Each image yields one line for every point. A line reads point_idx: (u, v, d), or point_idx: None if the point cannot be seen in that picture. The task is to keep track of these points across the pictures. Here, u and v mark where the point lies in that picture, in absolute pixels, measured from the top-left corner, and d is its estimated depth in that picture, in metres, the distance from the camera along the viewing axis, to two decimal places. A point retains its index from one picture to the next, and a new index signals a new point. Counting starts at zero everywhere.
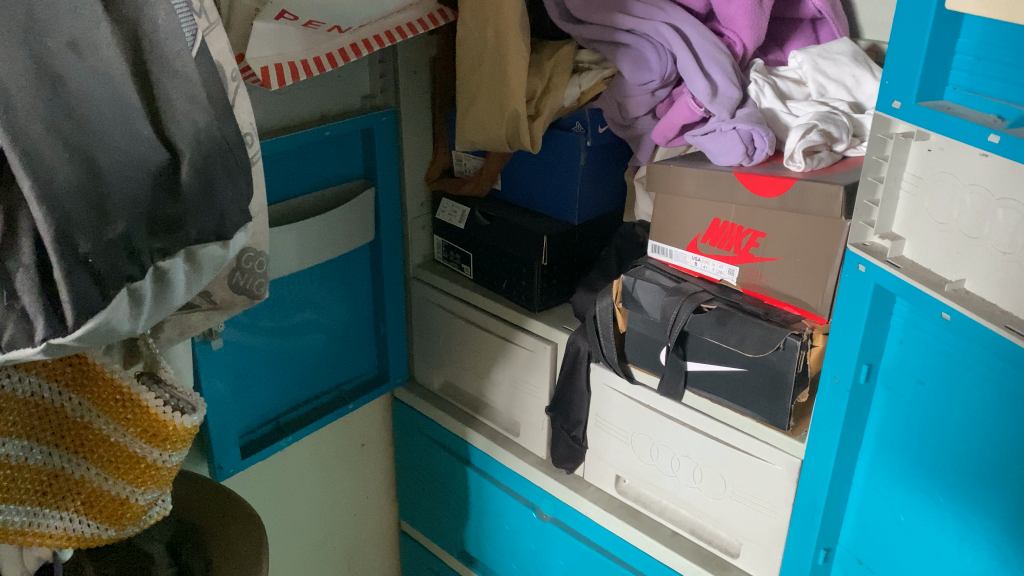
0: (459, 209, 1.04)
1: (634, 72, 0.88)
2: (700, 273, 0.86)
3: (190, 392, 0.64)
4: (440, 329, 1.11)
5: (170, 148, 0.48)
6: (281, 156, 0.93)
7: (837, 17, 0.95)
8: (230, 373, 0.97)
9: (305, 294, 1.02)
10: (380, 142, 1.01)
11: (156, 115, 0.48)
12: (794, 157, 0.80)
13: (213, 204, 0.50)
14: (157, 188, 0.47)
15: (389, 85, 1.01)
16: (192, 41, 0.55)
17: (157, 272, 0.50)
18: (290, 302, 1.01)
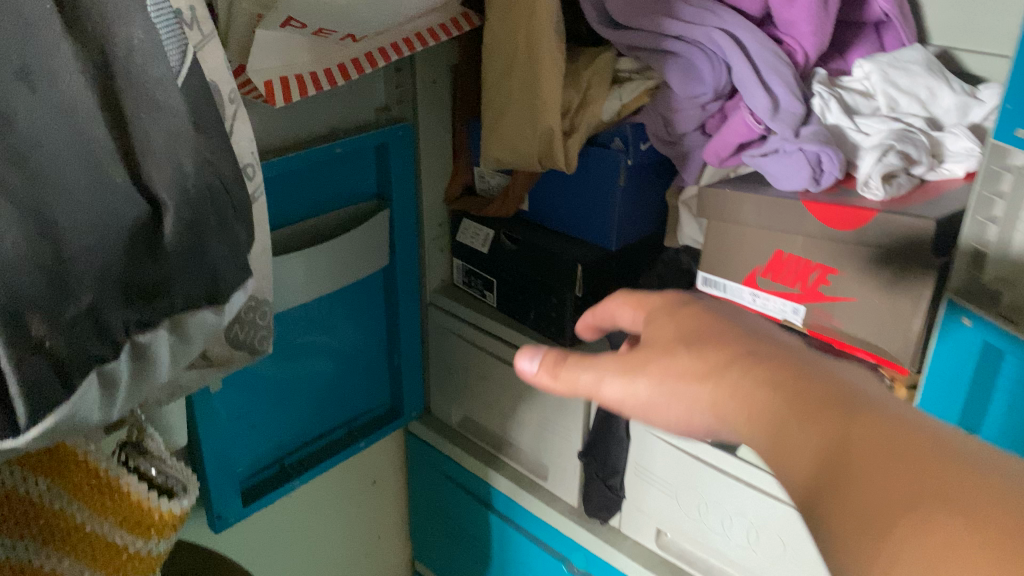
0: (483, 232, 0.95)
1: (684, 86, 0.78)
2: (758, 310, 0.76)
3: (180, 471, 0.56)
4: (460, 361, 1.01)
5: (149, 199, 0.38)
6: (288, 176, 0.83)
7: (905, 20, 0.85)
8: (231, 414, 0.88)
9: (313, 324, 0.93)
10: (396, 158, 0.91)
11: (132, 157, 0.38)
12: (868, 185, 0.70)
13: (200, 262, 0.41)
14: (132, 249, 0.38)
15: (406, 95, 0.91)
16: (177, 62, 0.45)
17: (134, 347, 0.40)
18: (297, 333, 0.91)
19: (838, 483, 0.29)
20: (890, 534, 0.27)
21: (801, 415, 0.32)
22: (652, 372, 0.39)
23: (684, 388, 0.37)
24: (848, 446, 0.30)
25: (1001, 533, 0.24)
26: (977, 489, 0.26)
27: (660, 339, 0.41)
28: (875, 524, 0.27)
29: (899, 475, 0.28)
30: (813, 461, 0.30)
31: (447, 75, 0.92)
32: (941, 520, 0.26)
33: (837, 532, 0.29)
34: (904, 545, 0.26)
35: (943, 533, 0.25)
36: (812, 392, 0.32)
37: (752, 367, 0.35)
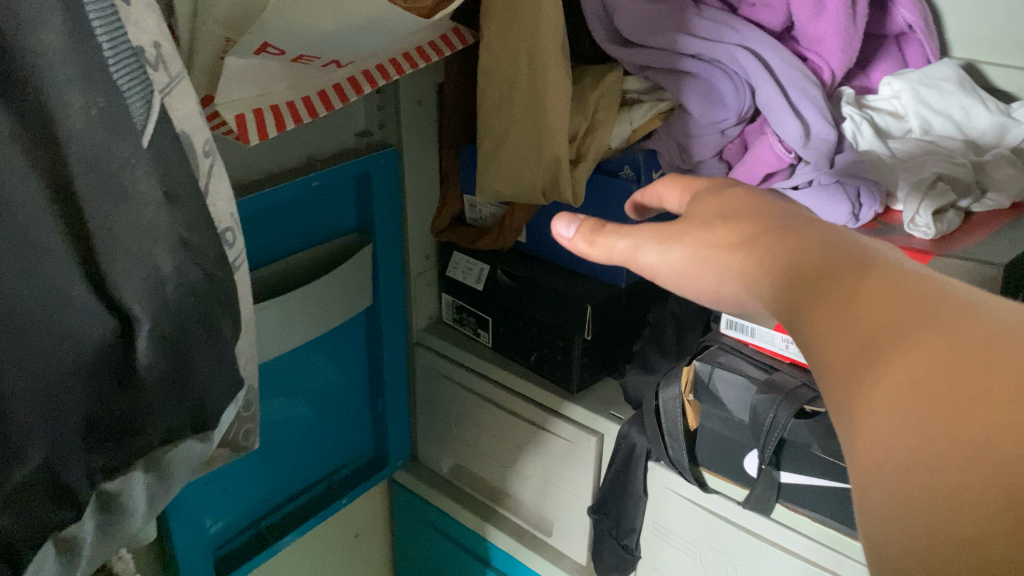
0: (477, 266, 0.86)
1: (705, 109, 0.70)
2: (793, 358, 0.68)
3: None
4: (451, 406, 0.92)
5: (119, 317, 0.32)
6: (260, 215, 0.74)
7: (930, 33, 0.78)
8: (207, 479, 0.78)
9: (294, 375, 0.84)
10: (380, 189, 0.82)
11: (95, 265, 0.31)
12: (914, 223, 0.63)
13: (179, 384, 0.34)
14: (96, 381, 0.31)
15: (388, 119, 0.82)
16: (140, 119, 0.36)
17: (101, 498, 0.35)
18: (277, 386, 0.82)
19: (841, 313, 0.27)
20: (878, 357, 0.24)
21: (809, 276, 0.30)
22: (684, 243, 0.40)
23: (716, 257, 0.37)
24: (851, 279, 0.28)
25: (984, 349, 0.22)
26: (967, 324, 0.24)
27: (702, 214, 0.40)
28: (861, 349, 0.25)
29: (889, 305, 0.26)
30: (819, 299, 0.28)
31: (432, 96, 0.84)
32: (927, 342, 0.24)
33: (829, 367, 0.26)
34: (890, 364, 0.24)
35: (930, 351, 0.23)
36: (837, 254, 0.30)
37: (770, 233, 0.34)
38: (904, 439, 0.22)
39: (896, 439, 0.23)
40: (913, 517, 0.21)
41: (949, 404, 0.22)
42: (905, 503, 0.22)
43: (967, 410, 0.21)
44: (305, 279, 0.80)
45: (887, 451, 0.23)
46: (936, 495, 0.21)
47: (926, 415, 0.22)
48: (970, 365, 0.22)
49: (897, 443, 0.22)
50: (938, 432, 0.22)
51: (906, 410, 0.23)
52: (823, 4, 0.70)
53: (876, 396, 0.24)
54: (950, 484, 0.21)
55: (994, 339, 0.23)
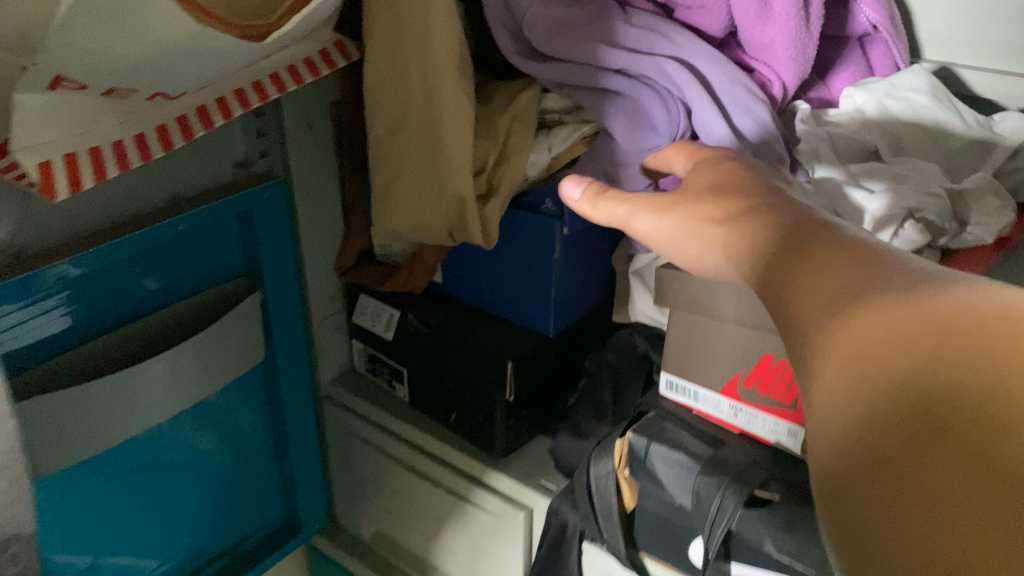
0: (385, 313, 0.75)
1: (634, 134, 0.59)
2: (743, 428, 0.58)
3: None
4: (366, 468, 0.81)
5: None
6: (116, 268, 0.61)
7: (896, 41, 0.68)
8: (96, 547, 0.66)
9: (201, 426, 0.72)
10: (265, 229, 0.71)
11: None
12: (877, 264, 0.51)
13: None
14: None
15: (273, 146, 0.71)
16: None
17: None
18: (182, 437, 0.70)
19: (805, 298, 0.25)
20: (832, 336, 0.23)
21: (775, 251, 0.28)
22: (672, 207, 0.36)
23: (694, 227, 0.34)
24: (809, 247, 0.27)
25: (944, 324, 0.21)
26: (927, 301, 0.22)
27: (694, 185, 0.37)
28: (823, 307, 0.24)
29: (845, 285, 0.24)
30: (787, 283, 0.26)
31: (326, 118, 0.72)
32: (882, 308, 0.22)
33: (798, 356, 0.25)
34: (850, 347, 0.22)
35: (889, 329, 0.22)
36: (806, 235, 0.28)
37: (742, 202, 0.32)
38: (850, 420, 0.21)
39: (842, 417, 0.21)
40: (849, 488, 0.20)
41: (899, 377, 0.20)
42: (843, 477, 0.20)
43: (912, 380, 0.20)
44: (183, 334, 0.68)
45: (833, 429, 0.21)
46: (871, 463, 0.19)
47: (874, 390, 0.21)
48: (926, 342, 0.20)
49: (843, 420, 0.21)
50: (885, 404, 0.20)
51: (855, 389, 0.21)
52: (769, 6, 0.59)
53: (834, 361, 0.22)
54: (884, 450, 0.19)
55: (952, 314, 0.21)
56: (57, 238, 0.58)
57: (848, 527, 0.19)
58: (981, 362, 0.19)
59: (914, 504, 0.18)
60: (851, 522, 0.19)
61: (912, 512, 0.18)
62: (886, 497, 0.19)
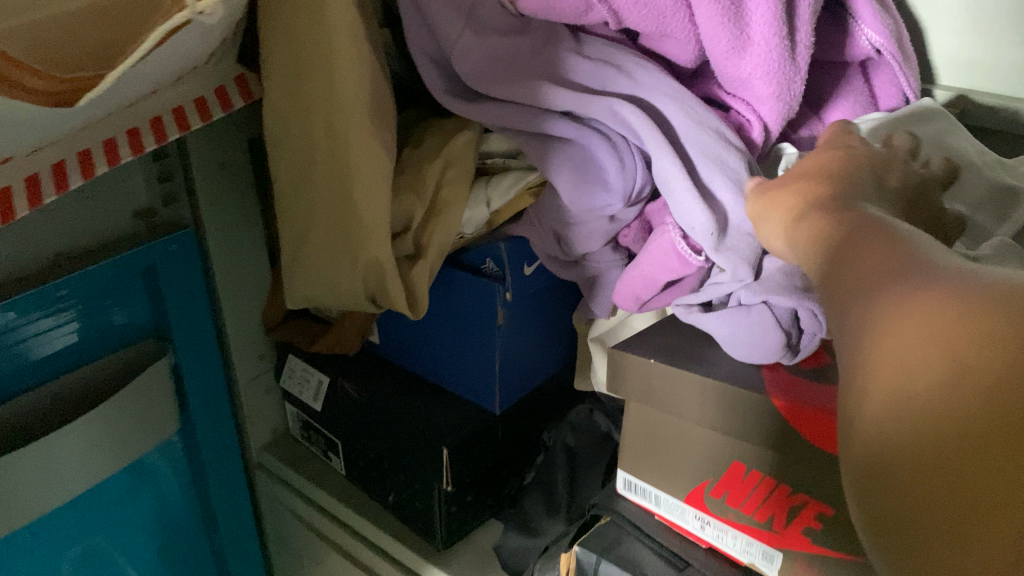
0: (314, 378, 0.66)
1: (582, 189, 0.50)
2: (711, 543, 0.49)
3: None
4: (302, 547, 0.72)
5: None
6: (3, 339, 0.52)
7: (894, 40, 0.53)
8: None
9: (127, 493, 0.64)
10: (173, 286, 0.62)
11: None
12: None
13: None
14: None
15: (181, 190, 0.62)
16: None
17: None
18: (105, 507, 0.62)
19: (852, 280, 0.25)
20: (866, 321, 0.23)
21: (828, 250, 0.28)
22: (777, 206, 0.35)
23: (787, 204, 0.35)
24: (852, 246, 0.27)
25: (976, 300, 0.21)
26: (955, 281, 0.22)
27: (820, 171, 0.36)
28: (860, 294, 0.24)
29: (882, 269, 0.24)
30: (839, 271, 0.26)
31: (244, 158, 0.63)
32: (926, 293, 0.22)
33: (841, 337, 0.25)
34: (877, 328, 0.23)
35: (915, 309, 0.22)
36: (868, 236, 0.27)
37: (820, 188, 0.33)
38: (873, 403, 0.21)
39: (867, 404, 0.22)
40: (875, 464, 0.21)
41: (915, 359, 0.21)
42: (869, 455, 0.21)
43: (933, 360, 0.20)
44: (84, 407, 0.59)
45: (863, 412, 0.22)
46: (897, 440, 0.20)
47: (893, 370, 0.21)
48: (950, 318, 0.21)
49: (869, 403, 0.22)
50: (905, 383, 0.21)
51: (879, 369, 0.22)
52: (744, 34, 0.47)
53: (885, 358, 0.22)
54: (908, 425, 0.20)
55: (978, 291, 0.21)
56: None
57: (874, 498, 0.21)
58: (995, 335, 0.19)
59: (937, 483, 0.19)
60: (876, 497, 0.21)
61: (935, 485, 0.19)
62: (911, 481, 0.20)
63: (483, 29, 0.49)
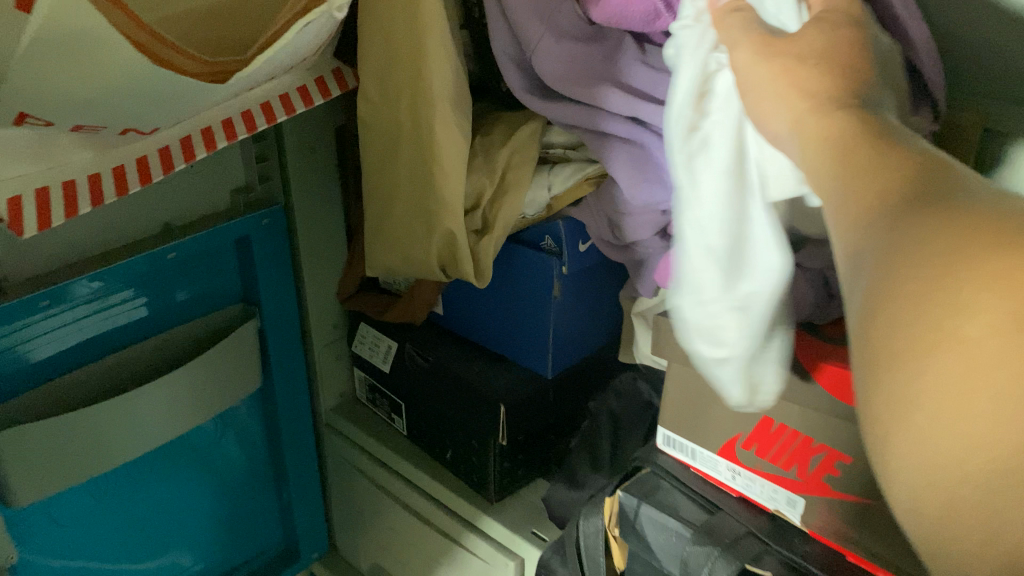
0: (384, 344, 0.73)
1: (639, 184, 0.56)
2: (741, 492, 0.54)
3: None
4: (364, 501, 0.79)
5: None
6: (93, 304, 0.60)
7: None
8: None
9: (203, 448, 0.72)
10: (263, 256, 0.70)
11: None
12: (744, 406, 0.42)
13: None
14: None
15: (274, 171, 0.69)
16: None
17: None
18: (189, 459, 0.71)
19: (892, 194, 0.26)
20: (889, 242, 0.24)
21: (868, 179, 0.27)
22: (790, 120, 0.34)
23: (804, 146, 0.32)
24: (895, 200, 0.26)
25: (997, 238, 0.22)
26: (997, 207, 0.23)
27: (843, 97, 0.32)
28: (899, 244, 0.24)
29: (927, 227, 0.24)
30: (874, 166, 0.27)
31: (330, 143, 0.70)
32: (975, 323, 0.21)
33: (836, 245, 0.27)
34: (905, 222, 0.24)
35: (941, 225, 0.23)
36: (924, 187, 0.25)
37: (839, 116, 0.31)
38: (904, 324, 0.22)
39: (900, 321, 0.22)
40: (889, 383, 0.22)
41: (951, 262, 0.22)
42: (889, 374, 0.22)
43: (970, 288, 0.21)
44: (178, 360, 0.67)
45: (889, 337, 0.23)
46: (937, 371, 0.21)
47: (913, 273, 0.23)
48: (972, 245, 0.22)
49: (897, 338, 0.22)
50: (927, 299, 0.22)
51: (908, 275, 0.23)
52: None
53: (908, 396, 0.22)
54: (954, 356, 0.21)
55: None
56: (36, 267, 0.57)
57: (897, 423, 0.22)
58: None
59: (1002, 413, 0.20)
60: (888, 410, 0.22)
61: (984, 417, 0.20)
62: (912, 459, 0.22)
63: (564, 33, 0.56)
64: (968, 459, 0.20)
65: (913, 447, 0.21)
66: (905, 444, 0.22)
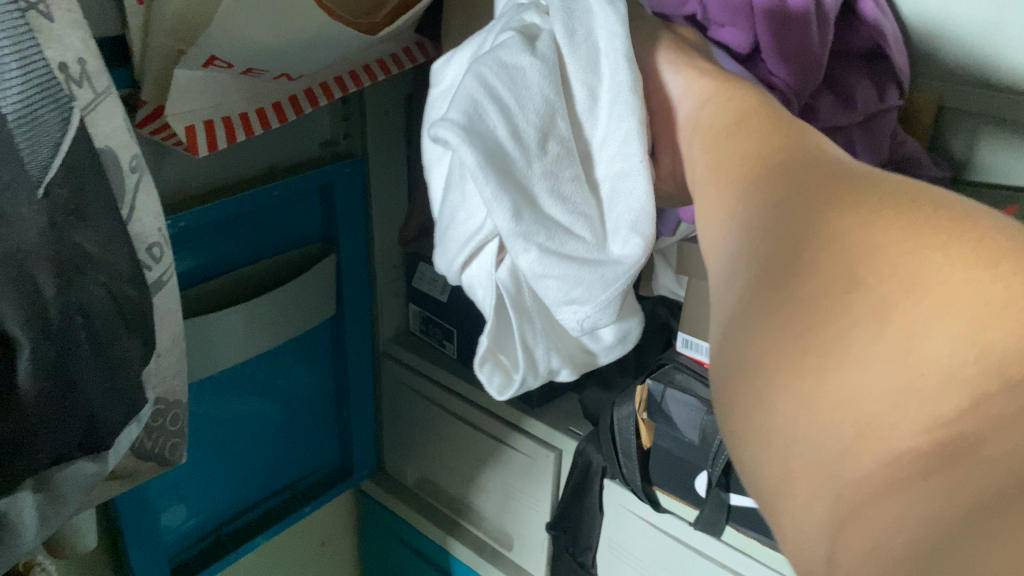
0: (441, 278, 0.86)
1: None
2: None
3: (88, 539, 0.59)
4: (416, 418, 0.94)
5: (59, 321, 0.30)
6: (195, 233, 0.72)
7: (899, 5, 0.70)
8: (186, 479, 0.81)
9: (273, 371, 0.86)
10: (344, 200, 0.83)
11: (65, 270, 0.31)
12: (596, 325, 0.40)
13: (118, 376, 0.34)
14: (46, 385, 0.30)
15: (354, 129, 0.83)
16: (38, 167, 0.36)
17: (38, 481, 0.33)
18: (268, 377, 0.85)
19: (773, 162, 0.27)
20: (762, 203, 0.25)
21: (753, 153, 0.28)
22: (696, 119, 0.35)
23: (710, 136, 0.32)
24: (770, 162, 0.27)
25: (842, 192, 0.23)
26: (843, 170, 0.25)
27: (737, 109, 0.33)
28: (792, 209, 0.24)
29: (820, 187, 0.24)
30: (759, 148, 0.28)
31: (401, 108, 0.84)
32: (864, 317, 0.20)
33: (716, 221, 0.28)
34: (783, 188, 0.25)
35: (791, 193, 0.24)
36: (796, 158, 0.26)
37: (732, 118, 0.32)
38: (768, 280, 0.22)
39: (762, 283, 0.22)
40: (757, 370, 0.21)
41: (821, 217, 0.23)
42: (756, 369, 0.21)
43: (818, 251, 0.22)
44: (268, 287, 0.81)
45: (748, 306, 0.23)
46: (818, 352, 0.20)
47: (782, 240, 0.23)
48: (833, 207, 0.23)
49: (769, 309, 0.22)
50: (788, 256, 0.22)
51: (784, 226, 0.23)
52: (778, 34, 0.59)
53: (774, 387, 0.21)
54: (833, 337, 0.20)
55: (884, 191, 0.23)
56: (167, 197, 0.70)
57: (757, 407, 0.21)
58: (884, 246, 0.21)
59: (865, 401, 0.19)
60: (740, 390, 0.22)
61: (833, 393, 0.19)
62: (790, 457, 0.20)
63: None
64: (841, 459, 0.19)
65: (776, 434, 0.20)
66: (763, 423, 0.21)
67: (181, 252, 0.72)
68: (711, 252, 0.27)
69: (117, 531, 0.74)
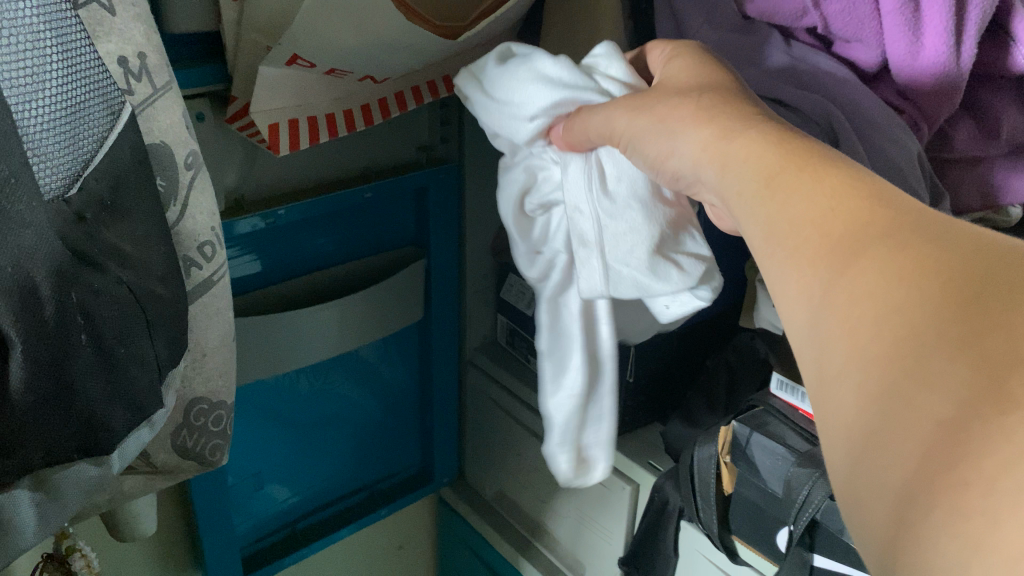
0: (529, 291, 0.83)
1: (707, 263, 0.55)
2: None
3: (146, 522, 0.60)
4: (497, 431, 0.92)
5: (57, 321, 0.31)
6: (285, 229, 0.72)
7: None
8: (264, 472, 0.81)
9: (356, 372, 0.85)
10: (437, 206, 0.82)
11: (68, 270, 0.31)
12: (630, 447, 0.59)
13: (124, 383, 0.34)
14: (37, 387, 0.30)
15: (452, 134, 0.81)
16: (64, 180, 0.34)
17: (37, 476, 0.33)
18: (352, 377, 0.85)
19: (847, 248, 0.26)
20: (850, 324, 0.25)
21: (835, 236, 0.27)
22: (745, 161, 0.33)
23: (779, 191, 0.31)
24: (858, 251, 0.26)
25: (959, 285, 0.23)
26: (938, 244, 0.24)
27: (789, 162, 0.31)
28: (905, 337, 0.23)
29: (928, 291, 0.23)
30: (825, 228, 0.28)
31: None
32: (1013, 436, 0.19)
33: (810, 314, 0.26)
34: (898, 297, 0.24)
35: (887, 287, 0.24)
36: (873, 237, 0.26)
37: (797, 172, 0.31)
38: (909, 407, 0.22)
39: (899, 402, 0.22)
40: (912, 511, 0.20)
41: (971, 339, 0.21)
42: (914, 519, 0.21)
43: (943, 356, 0.22)
44: (356, 287, 0.81)
45: (886, 470, 0.22)
46: (982, 490, 0.19)
47: (905, 346, 0.23)
48: (942, 310, 0.22)
49: (910, 463, 0.21)
50: (904, 380, 0.22)
51: (918, 354, 0.22)
52: (920, 42, 0.51)
53: (943, 540, 0.20)
54: (1000, 474, 0.19)
55: (1004, 279, 0.22)
56: (258, 195, 0.70)
57: (919, 547, 0.20)
58: None
59: None
60: (913, 549, 0.20)
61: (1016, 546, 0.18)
62: None
63: None
64: None
65: None
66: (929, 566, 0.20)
67: (269, 248, 0.72)
68: (809, 365, 0.26)
69: (192, 516, 0.76)
